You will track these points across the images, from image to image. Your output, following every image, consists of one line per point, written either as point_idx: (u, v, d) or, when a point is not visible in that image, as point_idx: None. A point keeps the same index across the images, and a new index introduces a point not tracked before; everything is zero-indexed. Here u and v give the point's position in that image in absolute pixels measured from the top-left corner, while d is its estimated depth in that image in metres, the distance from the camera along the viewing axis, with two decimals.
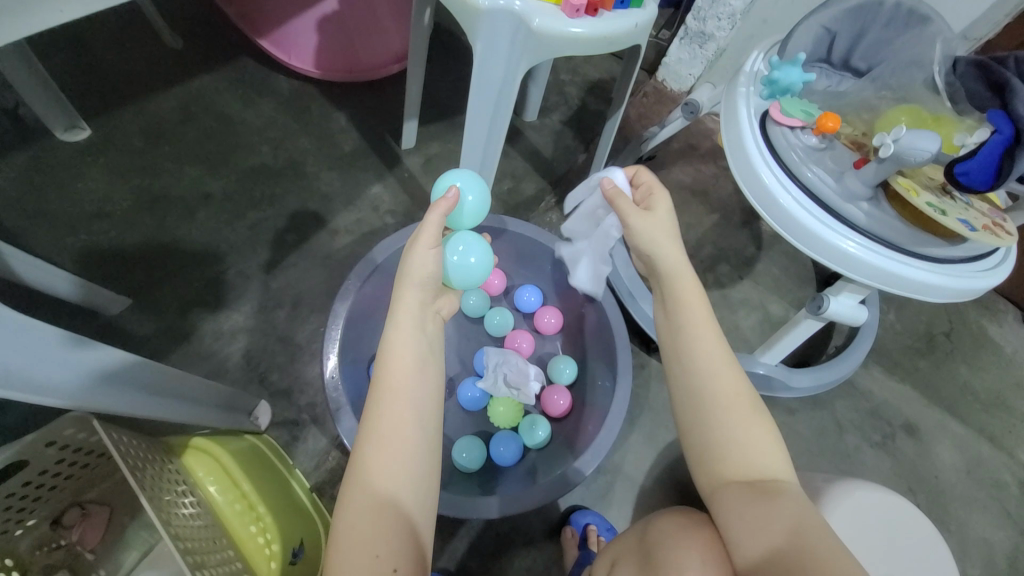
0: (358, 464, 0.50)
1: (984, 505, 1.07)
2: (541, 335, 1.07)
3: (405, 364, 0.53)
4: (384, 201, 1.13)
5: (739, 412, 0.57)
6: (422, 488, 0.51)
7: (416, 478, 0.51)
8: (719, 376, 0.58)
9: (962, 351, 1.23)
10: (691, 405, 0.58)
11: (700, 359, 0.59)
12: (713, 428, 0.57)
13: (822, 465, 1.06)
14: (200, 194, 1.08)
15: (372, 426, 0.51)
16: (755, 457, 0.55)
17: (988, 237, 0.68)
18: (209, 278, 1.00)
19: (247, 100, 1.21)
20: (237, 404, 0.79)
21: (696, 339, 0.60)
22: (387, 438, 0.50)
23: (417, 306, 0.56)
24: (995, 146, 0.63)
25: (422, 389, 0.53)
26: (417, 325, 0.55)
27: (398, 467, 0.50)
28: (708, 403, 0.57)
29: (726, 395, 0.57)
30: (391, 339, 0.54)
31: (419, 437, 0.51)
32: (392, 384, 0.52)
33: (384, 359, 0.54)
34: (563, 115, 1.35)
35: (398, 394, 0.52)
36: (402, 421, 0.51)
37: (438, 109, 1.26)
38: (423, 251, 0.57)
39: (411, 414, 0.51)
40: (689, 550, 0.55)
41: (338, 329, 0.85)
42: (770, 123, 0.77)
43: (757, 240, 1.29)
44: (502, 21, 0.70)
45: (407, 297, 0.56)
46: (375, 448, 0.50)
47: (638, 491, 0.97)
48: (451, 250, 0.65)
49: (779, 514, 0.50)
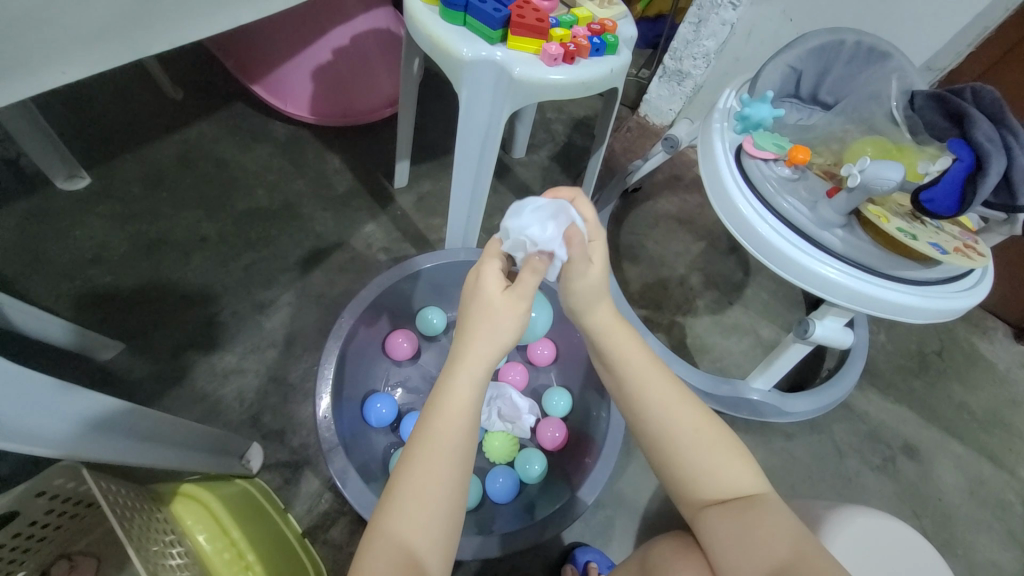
0: (385, 513, 0.48)
1: (991, 527, 1.06)
2: (535, 367, 1.07)
3: (458, 417, 0.50)
4: (377, 237, 1.16)
5: (706, 443, 0.56)
6: (447, 547, 0.49)
7: (444, 535, 0.48)
8: (672, 410, 0.57)
9: (955, 370, 1.24)
10: (653, 445, 0.58)
11: (650, 398, 0.57)
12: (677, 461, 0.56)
13: (824, 492, 1.04)
14: (197, 238, 1.10)
15: (407, 471, 0.49)
16: (725, 478, 0.55)
17: (960, 259, 0.70)
18: (203, 319, 1.01)
19: (244, 145, 1.25)
20: (228, 447, 0.78)
21: (649, 378, 0.58)
22: (419, 492, 0.48)
23: (487, 362, 0.52)
24: (958, 174, 0.66)
25: (466, 446, 0.50)
26: (480, 379, 0.52)
27: (429, 524, 0.48)
28: (667, 442, 0.57)
29: (682, 430, 0.56)
30: (445, 389, 0.51)
31: (450, 496, 0.49)
32: (438, 428, 0.50)
33: (430, 413, 0.51)
34: (550, 151, 1.41)
35: (439, 448, 0.49)
36: (435, 475, 0.49)
37: (430, 148, 1.31)
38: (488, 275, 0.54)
39: (451, 469, 0.49)
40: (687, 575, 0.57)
41: (331, 368, 0.84)
42: (744, 156, 0.81)
43: (745, 265, 1.31)
44: (485, 70, 0.75)
45: (475, 350, 0.52)
46: (406, 501, 0.48)
47: (640, 524, 0.95)
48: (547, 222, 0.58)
49: (758, 530, 0.52)
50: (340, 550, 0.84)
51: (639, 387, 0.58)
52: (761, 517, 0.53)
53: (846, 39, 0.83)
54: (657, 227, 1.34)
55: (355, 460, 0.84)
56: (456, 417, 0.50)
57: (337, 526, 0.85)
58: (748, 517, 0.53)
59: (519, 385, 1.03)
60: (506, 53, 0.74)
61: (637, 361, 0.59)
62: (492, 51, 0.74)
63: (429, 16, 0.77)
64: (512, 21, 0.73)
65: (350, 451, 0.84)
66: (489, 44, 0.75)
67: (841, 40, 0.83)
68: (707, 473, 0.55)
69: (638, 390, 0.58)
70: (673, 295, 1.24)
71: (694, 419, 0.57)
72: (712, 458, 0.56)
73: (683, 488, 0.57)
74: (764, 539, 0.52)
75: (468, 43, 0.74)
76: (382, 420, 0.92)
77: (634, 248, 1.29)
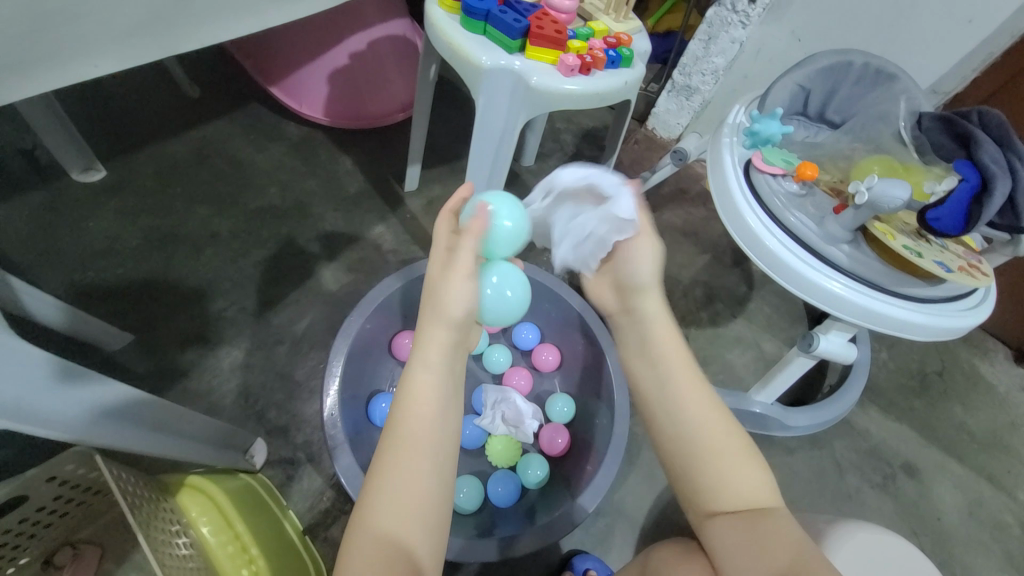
0: (368, 501, 0.49)
1: (988, 548, 1.05)
2: (539, 372, 1.07)
3: (428, 401, 0.52)
4: (387, 239, 1.17)
5: (727, 453, 0.57)
6: (436, 536, 0.49)
7: (428, 521, 0.49)
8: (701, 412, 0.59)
9: (956, 390, 1.24)
10: (676, 445, 0.59)
11: (685, 403, 0.60)
12: (700, 467, 0.57)
13: (824, 508, 1.04)
14: (208, 233, 1.11)
15: (386, 459, 0.50)
16: (743, 488, 0.56)
17: (965, 277, 0.72)
18: (211, 314, 1.02)
19: (258, 144, 1.27)
20: (232, 441, 0.79)
21: (679, 383, 0.61)
22: (400, 478, 0.49)
23: (451, 342, 0.54)
24: (963, 195, 0.67)
25: (440, 437, 0.51)
26: (447, 365, 0.54)
27: (414, 512, 0.48)
28: (692, 440, 0.58)
29: (709, 437, 0.58)
30: (412, 381, 0.53)
31: (427, 482, 0.49)
32: (413, 416, 0.51)
33: (400, 404, 0.52)
34: (559, 160, 1.43)
35: (413, 437, 0.50)
36: (415, 461, 0.50)
37: (441, 154, 1.33)
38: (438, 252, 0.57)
39: (428, 454, 0.50)
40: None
41: (339, 365, 0.87)
42: (753, 170, 0.82)
43: (749, 280, 1.32)
44: (502, 78, 0.77)
45: (440, 335, 0.54)
46: (386, 487, 0.49)
47: (639, 533, 0.95)
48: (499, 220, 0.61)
49: (771, 540, 0.52)
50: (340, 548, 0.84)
51: (665, 386, 0.61)
52: (774, 528, 0.53)
53: (854, 60, 0.85)
54: (662, 238, 1.35)
55: (360, 457, 0.84)
56: (424, 404, 0.52)
57: (337, 525, 0.85)
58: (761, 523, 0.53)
59: (523, 390, 1.03)
60: (524, 63, 0.76)
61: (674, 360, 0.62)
62: (510, 60, 0.76)
63: (450, 24, 0.79)
64: (532, 32, 0.75)
65: (356, 448, 0.85)
66: (508, 53, 0.76)
67: (849, 61, 0.85)
68: (726, 477, 0.56)
69: (674, 395, 0.60)
70: (678, 307, 1.25)
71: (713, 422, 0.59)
72: (732, 467, 0.57)
73: (697, 492, 0.57)
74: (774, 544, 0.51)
75: (487, 52, 0.76)
76: (386, 420, 0.92)
77: None
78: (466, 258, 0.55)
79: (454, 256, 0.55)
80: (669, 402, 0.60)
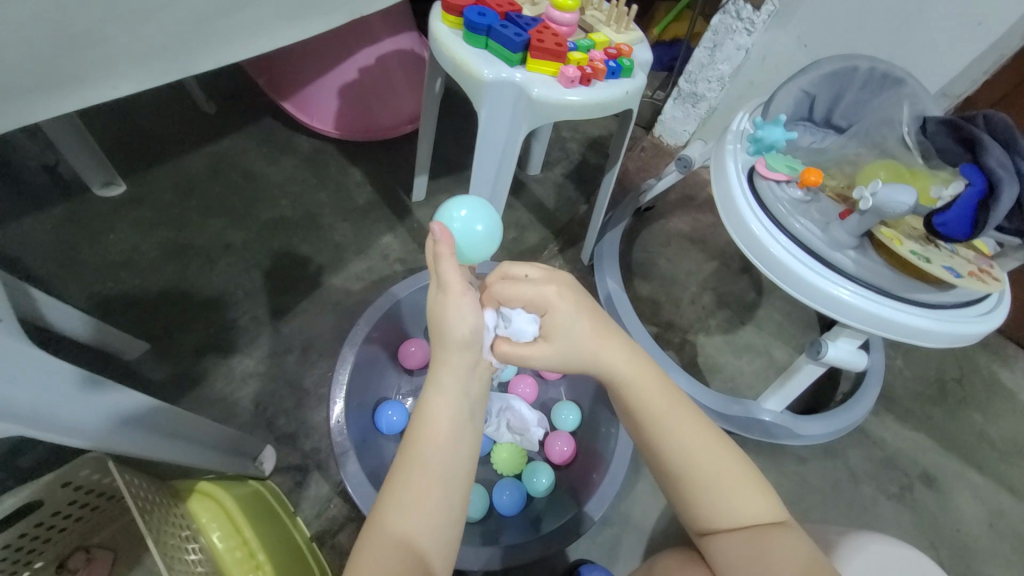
0: (381, 514, 0.51)
1: (1013, 562, 1.02)
2: (545, 380, 1.07)
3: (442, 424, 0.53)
4: (394, 248, 1.19)
5: (729, 481, 0.55)
6: (452, 545, 0.52)
7: (438, 537, 0.50)
8: (691, 450, 0.56)
9: (975, 398, 1.21)
10: (668, 472, 0.57)
11: (670, 429, 0.57)
12: (700, 495, 0.55)
13: (838, 518, 1.02)
14: (222, 244, 1.14)
15: (403, 479, 0.51)
16: (746, 507, 0.55)
17: (975, 283, 0.70)
18: (226, 322, 1.04)
19: (270, 157, 1.30)
20: (242, 448, 0.80)
21: (667, 415, 0.57)
22: (415, 497, 0.50)
23: (468, 365, 0.55)
24: (971, 198, 0.66)
25: (456, 459, 0.53)
26: (463, 386, 0.55)
27: (426, 525, 0.50)
28: (683, 480, 0.56)
29: (706, 466, 0.55)
30: (429, 410, 0.53)
31: (440, 504, 0.51)
32: (430, 439, 0.52)
33: (421, 425, 0.53)
34: (565, 168, 1.44)
35: (428, 460, 0.51)
36: (428, 482, 0.51)
37: (448, 164, 1.35)
38: (450, 263, 0.55)
39: (439, 477, 0.51)
40: None
41: (345, 374, 0.88)
42: (757, 177, 0.82)
43: (758, 286, 1.31)
44: (504, 90, 0.78)
45: (453, 358, 0.55)
46: (401, 503, 0.50)
47: (648, 542, 0.94)
48: (453, 216, 0.60)
49: (779, 555, 0.52)
50: (347, 555, 0.84)
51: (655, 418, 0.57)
52: (779, 542, 0.53)
53: (859, 65, 0.84)
54: (669, 245, 1.35)
55: (367, 464, 0.85)
56: (440, 425, 0.53)
57: (344, 532, 0.86)
58: (764, 546, 0.53)
59: (529, 398, 1.03)
60: (525, 75, 0.78)
61: (659, 401, 0.58)
62: (512, 73, 0.77)
63: (453, 39, 0.81)
64: (532, 45, 0.76)
65: (362, 456, 0.85)
66: (510, 66, 0.78)
67: (855, 67, 0.84)
68: (726, 504, 0.55)
69: (660, 421, 0.57)
70: (685, 314, 1.24)
71: (704, 455, 0.56)
72: (736, 492, 0.55)
73: (698, 513, 0.56)
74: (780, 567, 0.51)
75: (488, 65, 0.78)
76: (393, 428, 0.93)
77: (646, 266, 1.31)
78: (455, 276, 0.55)
79: (441, 276, 0.55)
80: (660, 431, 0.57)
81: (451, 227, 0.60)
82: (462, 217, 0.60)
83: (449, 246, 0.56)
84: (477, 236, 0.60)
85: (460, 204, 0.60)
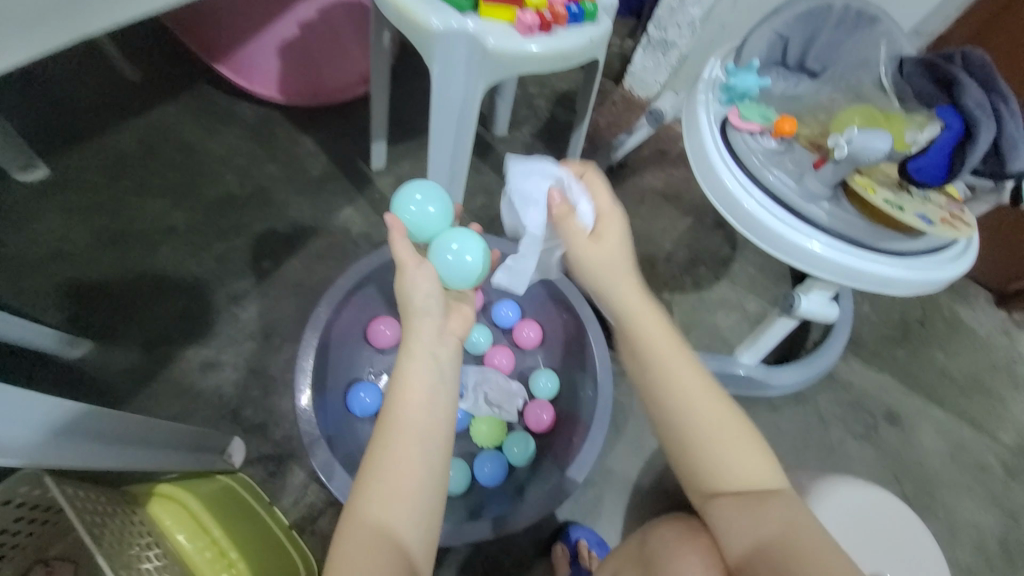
0: (357, 503, 0.49)
1: (970, 488, 1.08)
2: (521, 349, 1.05)
3: (415, 398, 0.52)
4: (356, 222, 1.12)
5: (734, 446, 0.55)
6: (430, 525, 0.51)
7: (417, 514, 0.50)
8: (697, 405, 0.55)
9: (936, 337, 1.25)
10: (673, 432, 0.56)
11: (675, 387, 0.56)
12: (702, 455, 0.55)
13: (808, 461, 1.07)
14: (164, 227, 1.06)
15: (377, 459, 0.51)
16: (749, 472, 0.54)
17: (947, 230, 0.69)
18: (178, 312, 0.98)
19: (209, 128, 1.19)
20: (207, 443, 0.77)
21: (676, 375, 0.56)
22: (393, 477, 0.50)
23: (433, 334, 0.55)
24: (946, 142, 0.65)
25: (429, 430, 0.52)
26: (430, 352, 0.54)
27: (405, 501, 0.49)
28: (688, 435, 0.55)
29: (711, 428, 0.55)
30: (400, 384, 0.53)
31: (417, 477, 0.50)
32: (402, 415, 0.52)
33: (393, 402, 0.52)
34: (533, 127, 1.37)
35: (402, 433, 0.51)
36: (406, 458, 0.50)
37: (408, 127, 1.26)
38: (399, 241, 0.58)
39: (416, 450, 0.51)
40: (690, 555, 0.56)
41: (309, 359, 0.83)
42: (730, 129, 0.78)
43: (731, 240, 1.30)
44: (457, 43, 0.71)
45: (419, 326, 0.55)
46: (377, 483, 0.50)
47: (630, 499, 0.96)
48: (409, 198, 0.65)
49: (777, 526, 0.51)
50: (330, 539, 0.83)
51: (666, 374, 0.56)
52: (779, 510, 0.52)
53: (833, 3, 0.79)
54: (643, 203, 1.32)
55: (339, 451, 0.83)
56: (410, 399, 0.52)
57: (325, 517, 0.84)
58: (762, 511, 0.52)
59: (506, 369, 1.01)
60: (479, 25, 0.70)
61: (673, 359, 0.57)
62: (464, 22, 0.70)
63: None
64: None
65: (335, 444, 0.83)
66: (461, 14, 0.70)
67: (829, 5, 0.80)
68: (727, 467, 0.54)
69: (671, 380, 0.56)
70: (661, 273, 1.23)
71: (715, 413, 0.55)
72: (738, 457, 0.54)
73: (700, 476, 0.55)
74: (777, 535, 0.51)
75: (438, 15, 0.70)
76: (366, 410, 0.90)
77: None
78: (408, 252, 0.57)
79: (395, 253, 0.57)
80: (669, 386, 0.56)
81: (406, 208, 0.65)
82: (416, 201, 0.65)
83: (401, 232, 0.59)
84: (430, 217, 0.65)
85: (414, 189, 0.65)
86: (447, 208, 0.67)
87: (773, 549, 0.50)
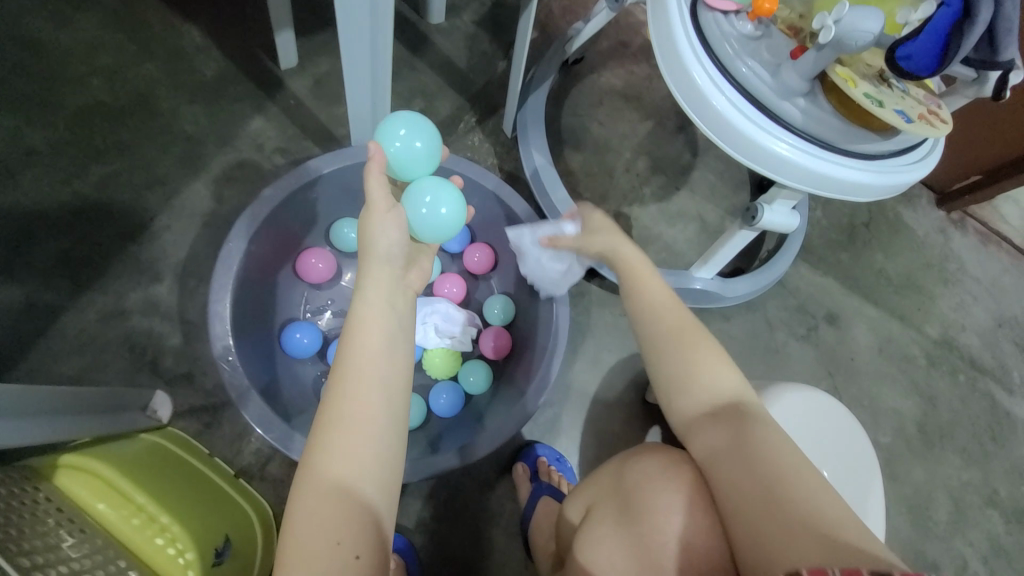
0: (311, 457, 0.46)
1: (895, 379, 1.17)
2: (473, 276, 0.98)
3: (378, 342, 0.50)
4: (269, 135, 0.94)
5: (711, 365, 0.61)
6: (391, 475, 0.48)
7: (377, 464, 0.46)
8: (674, 324, 0.64)
9: (879, 239, 1.27)
10: (656, 349, 0.64)
11: (655, 308, 0.66)
12: (681, 368, 0.61)
13: (753, 365, 1.11)
14: (21, 150, 0.86)
15: (338, 408, 0.47)
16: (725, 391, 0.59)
17: (923, 127, 0.63)
18: (59, 254, 0.82)
19: (59, 17, 0.94)
20: (122, 401, 0.69)
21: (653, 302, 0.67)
22: (354, 425, 0.46)
23: (393, 279, 0.54)
24: (943, 22, 0.56)
25: (393, 374, 0.49)
26: (388, 299, 0.52)
27: (364, 449, 0.46)
28: (665, 347, 0.63)
29: (686, 346, 0.62)
30: (358, 326, 0.50)
31: (381, 424, 0.47)
32: (361, 359, 0.49)
33: (353, 347, 0.49)
34: (475, 13, 1.16)
35: (363, 378, 0.48)
36: (366, 403, 0.47)
37: (320, 12, 1.03)
38: (376, 175, 0.55)
39: (379, 396, 0.48)
40: (674, 487, 0.58)
41: (226, 303, 0.71)
42: (702, 8, 0.66)
43: (693, 146, 1.21)
44: None
45: (376, 270, 0.54)
46: (336, 434, 0.46)
47: (587, 416, 0.97)
48: (393, 134, 0.62)
49: (750, 434, 0.55)
50: (281, 483, 0.80)
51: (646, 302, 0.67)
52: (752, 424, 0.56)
53: None
54: (601, 105, 1.19)
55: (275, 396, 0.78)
56: (372, 342, 0.49)
57: (273, 463, 0.80)
58: (739, 425, 0.56)
59: (457, 298, 0.95)
60: None
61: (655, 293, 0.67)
62: None
63: None
64: None
65: (268, 393, 0.76)
66: None
67: None
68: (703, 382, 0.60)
69: (649, 304, 0.67)
70: (619, 184, 1.15)
71: (691, 335, 0.63)
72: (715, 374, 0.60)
73: (680, 392, 0.60)
74: (757, 446, 0.54)
75: None
76: (307, 350, 0.83)
77: (576, 133, 1.16)
78: (380, 192, 0.56)
79: (367, 193, 0.56)
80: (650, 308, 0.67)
81: (391, 144, 0.63)
82: (402, 136, 0.63)
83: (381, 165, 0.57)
84: (416, 152, 0.63)
85: (399, 122, 0.62)
86: (434, 146, 0.65)
87: (754, 460, 0.53)
